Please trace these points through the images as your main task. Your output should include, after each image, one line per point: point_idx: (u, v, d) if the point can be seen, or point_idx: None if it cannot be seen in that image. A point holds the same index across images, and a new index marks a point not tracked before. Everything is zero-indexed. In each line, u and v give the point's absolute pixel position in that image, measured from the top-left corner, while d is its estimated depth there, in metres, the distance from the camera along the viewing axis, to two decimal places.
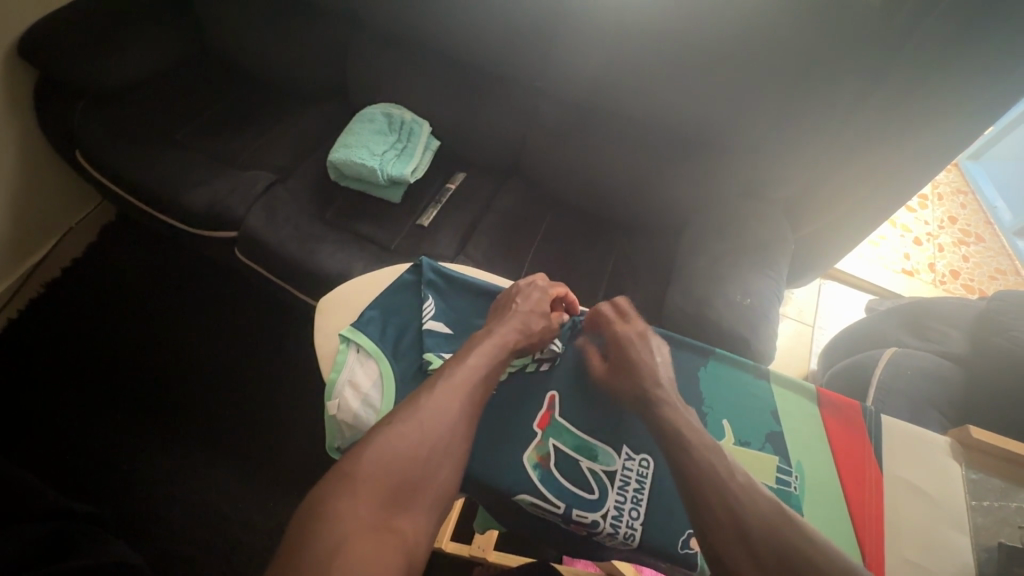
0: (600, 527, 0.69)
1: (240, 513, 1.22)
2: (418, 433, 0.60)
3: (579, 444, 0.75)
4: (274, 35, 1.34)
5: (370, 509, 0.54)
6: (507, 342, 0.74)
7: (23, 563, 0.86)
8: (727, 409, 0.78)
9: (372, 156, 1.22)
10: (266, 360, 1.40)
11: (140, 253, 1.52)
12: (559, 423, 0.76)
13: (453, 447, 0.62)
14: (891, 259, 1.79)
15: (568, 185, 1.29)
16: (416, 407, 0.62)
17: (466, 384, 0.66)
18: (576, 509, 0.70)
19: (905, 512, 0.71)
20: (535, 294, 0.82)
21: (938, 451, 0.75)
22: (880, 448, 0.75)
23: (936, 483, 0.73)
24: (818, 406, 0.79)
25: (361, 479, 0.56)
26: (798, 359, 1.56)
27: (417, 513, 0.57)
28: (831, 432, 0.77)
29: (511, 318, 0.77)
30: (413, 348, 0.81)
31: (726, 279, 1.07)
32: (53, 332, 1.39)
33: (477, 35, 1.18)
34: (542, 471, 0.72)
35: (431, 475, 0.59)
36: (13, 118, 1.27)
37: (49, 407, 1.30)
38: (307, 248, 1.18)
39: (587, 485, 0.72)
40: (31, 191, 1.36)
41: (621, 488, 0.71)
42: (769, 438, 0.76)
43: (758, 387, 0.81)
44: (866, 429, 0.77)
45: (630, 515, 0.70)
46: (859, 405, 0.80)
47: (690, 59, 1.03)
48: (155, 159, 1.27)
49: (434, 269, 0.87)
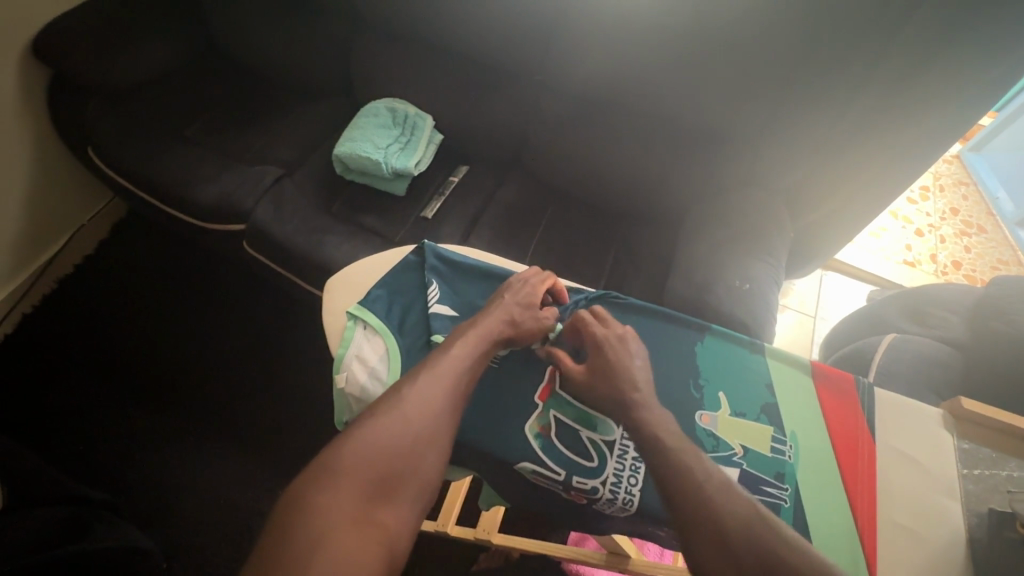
0: (599, 492, 0.71)
1: (247, 499, 1.24)
2: (402, 423, 0.61)
3: (580, 415, 0.77)
4: (281, 31, 1.37)
5: (350, 501, 0.55)
6: (490, 334, 0.74)
7: (40, 542, 0.87)
8: (723, 382, 0.80)
9: (376, 149, 1.25)
10: (274, 352, 1.42)
11: (150, 249, 1.55)
12: (559, 395, 0.78)
13: (437, 438, 0.62)
14: (893, 250, 1.80)
15: (570, 177, 1.31)
16: (399, 399, 0.64)
17: (450, 374, 0.67)
18: (576, 476, 0.72)
19: (895, 478, 0.73)
20: (525, 287, 0.82)
21: (931, 422, 0.77)
22: (873, 419, 0.77)
23: (928, 452, 0.74)
24: (812, 379, 0.81)
25: (340, 474, 0.56)
26: (801, 350, 1.57)
27: (400, 507, 0.57)
28: (824, 405, 0.78)
29: (497, 309, 0.77)
30: (419, 328, 0.83)
31: (726, 265, 1.08)
32: (65, 326, 1.42)
33: (477, 31, 1.20)
34: (543, 440, 0.74)
35: (414, 466, 0.60)
36: (27, 115, 1.30)
37: (63, 399, 1.32)
38: (314, 240, 1.21)
39: (586, 454, 0.74)
40: (43, 186, 1.39)
41: (620, 457, 0.74)
42: (764, 410, 0.78)
43: (751, 364, 0.82)
44: (860, 401, 0.78)
45: (629, 482, 0.72)
46: (854, 377, 0.81)
47: (686, 49, 1.05)
48: (165, 154, 1.30)
49: (437, 253, 0.89)
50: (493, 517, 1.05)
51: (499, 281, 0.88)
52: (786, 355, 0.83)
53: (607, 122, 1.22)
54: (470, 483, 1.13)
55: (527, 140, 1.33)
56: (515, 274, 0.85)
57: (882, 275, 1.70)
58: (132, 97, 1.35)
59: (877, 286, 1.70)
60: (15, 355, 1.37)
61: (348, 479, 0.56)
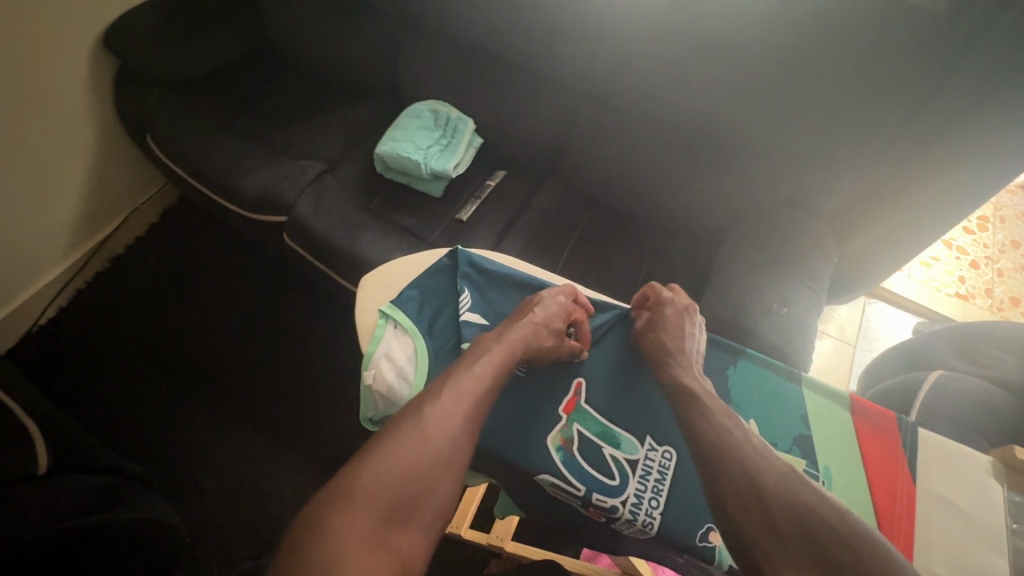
0: (618, 512, 0.70)
1: (270, 484, 1.27)
2: (421, 446, 0.61)
3: (603, 431, 0.76)
4: (334, 31, 1.40)
5: (366, 526, 0.54)
6: (513, 353, 0.73)
7: (83, 503, 0.92)
8: (755, 410, 0.78)
9: (417, 149, 1.27)
10: (305, 343, 1.46)
11: (196, 235, 1.61)
12: (584, 409, 0.77)
13: (455, 458, 0.62)
14: (944, 281, 1.71)
15: (607, 187, 1.30)
16: (419, 417, 0.63)
17: (471, 393, 0.67)
18: (596, 494, 0.71)
19: (936, 528, 0.68)
20: (555, 307, 0.81)
21: (979, 470, 0.72)
22: (915, 461, 0.73)
23: (973, 500, 0.70)
24: (851, 414, 0.77)
25: (359, 498, 0.56)
26: (837, 379, 1.51)
27: (415, 530, 0.57)
28: (862, 443, 0.75)
29: (522, 327, 0.76)
30: (448, 332, 0.83)
31: (764, 288, 1.05)
32: (113, 303, 1.49)
33: (523, 36, 1.21)
34: (564, 453, 0.73)
35: (430, 489, 0.59)
36: (94, 102, 1.38)
37: (107, 373, 1.39)
38: (351, 236, 1.24)
39: (608, 471, 0.73)
40: (103, 170, 1.47)
41: (643, 477, 0.72)
42: (796, 442, 0.75)
43: (789, 396, 0.79)
44: (901, 441, 0.74)
45: (650, 504, 0.70)
46: (896, 415, 0.77)
47: (736, 58, 1.04)
48: (216, 145, 1.35)
49: (469, 259, 0.89)
50: (507, 524, 1.05)
51: (531, 292, 0.88)
52: (825, 388, 0.80)
53: (648, 134, 1.21)
54: (486, 488, 1.13)
55: (566, 147, 1.33)
56: (542, 290, 0.84)
57: (930, 306, 1.63)
58: (190, 89, 1.42)
59: (923, 317, 1.62)
60: (65, 327, 1.44)
61: (363, 502, 0.56)
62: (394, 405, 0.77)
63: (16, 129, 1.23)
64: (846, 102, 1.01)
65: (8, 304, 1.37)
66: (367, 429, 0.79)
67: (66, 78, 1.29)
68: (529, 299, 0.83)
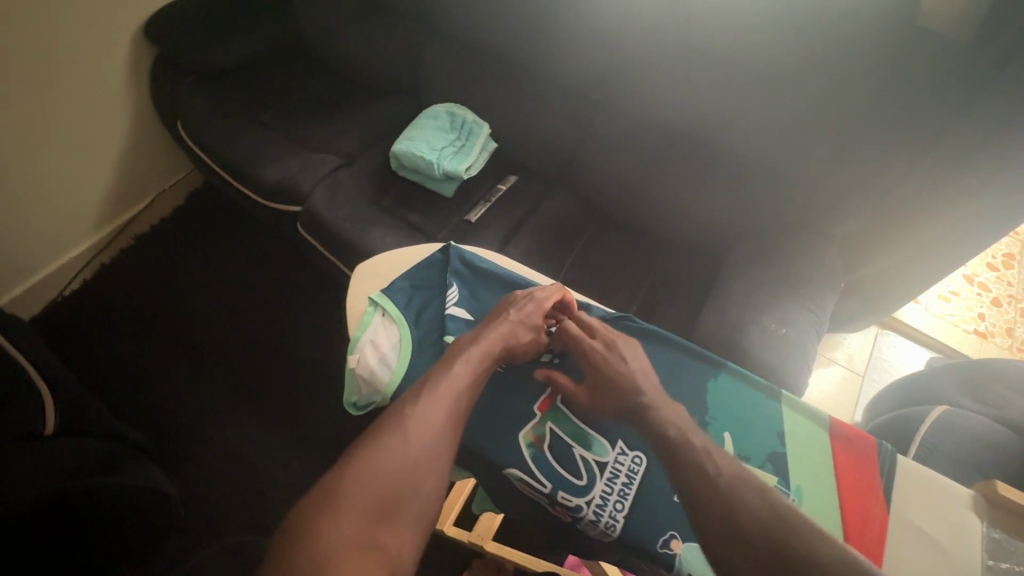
0: (582, 512, 0.71)
1: (265, 465, 1.31)
2: (403, 448, 0.61)
3: (575, 432, 0.77)
4: (362, 31, 1.45)
5: (354, 526, 0.55)
6: (492, 350, 0.75)
7: (84, 463, 0.97)
8: (731, 422, 0.77)
9: (431, 150, 1.29)
10: (310, 331, 1.49)
11: (214, 219, 1.66)
12: (558, 408, 0.79)
13: (437, 458, 0.63)
14: (963, 317, 1.66)
15: (615, 197, 1.31)
16: (401, 420, 0.64)
17: (452, 395, 0.68)
18: (562, 492, 0.72)
19: (908, 557, 0.67)
20: (530, 304, 0.82)
21: (957, 503, 0.71)
22: (891, 487, 0.72)
23: (948, 532, 0.68)
24: (829, 434, 0.76)
25: (345, 500, 0.56)
26: (842, 409, 1.48)
27: (404, 528, 0.57)
28: (838, 463, 0.74)
29: (500, 327, 0.77)
30: (434, 324, 0.85)
31: (763, 308, 1.05)
32: (133, 280, 1.55)
33: (542, 44, 1.24)
34: (534, 450, 0.75)
35: (415, 487, 0.60)
36: (132, 87, 1.45)
37: (120, 347, 1.44)
38: (361, 229, 1.27)
39: (576, 471, 0.74)
40: (134, 153, 1.54)
41: (610, 480, 0.73)
42: (770, 458, 0.74)
43: (765, 411, 0.79)
44: (879, 465, 0.73)
45: (614, 506, 0.71)
46: (875, 440, 0.76)
47: (749, 76, 1.05)
48: (240, 134, 1.40)
49: (461, 256, 0.91)
50: (490, 523, 1.04)
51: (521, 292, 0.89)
52: (803, 406, 0.79)
53: (658, 148, 1.22)
54: (469, 483, 1.12)
55: (578, 157, 1.34)
56: (516, 290, 0.84)
57: (946, 342, 1.58)
58: (221, 80, 1.48)
59: (938, 353, 1.57)
60: (87, 301, 1.50)
61: (349, 505, 0.56)
62: (376, 390, 0.79)
63: (58, 109, 1.30)
64: (856, 126, 1.00)
65: (34, 273, 1.44)
66: (351, 413, 0.81)
67: (107, 63, 1.36)
68: (503, 299, 0.84)
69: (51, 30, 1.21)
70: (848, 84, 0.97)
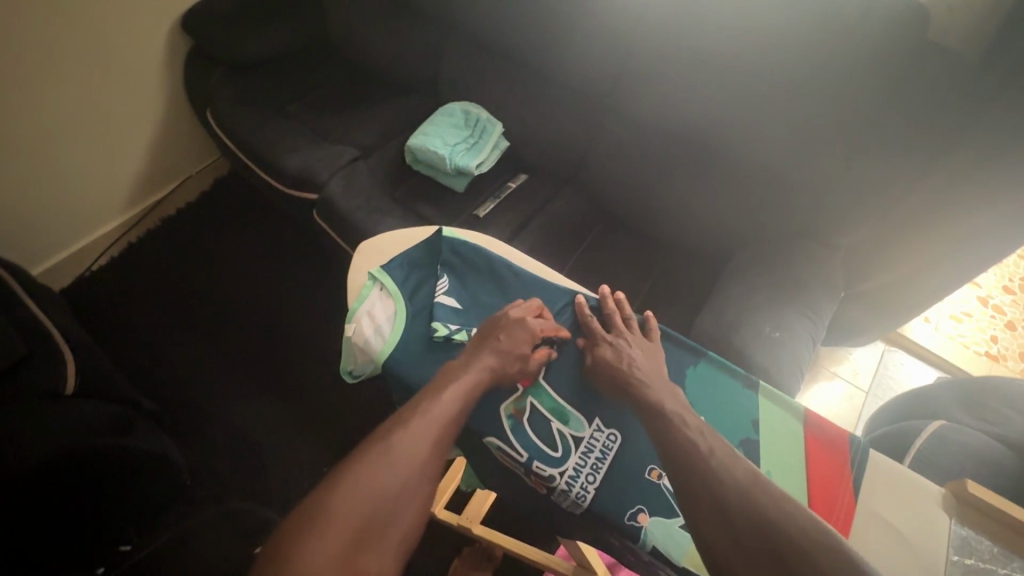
0: (555, 482, 0.74)
1: (267, 440, 1.36)
2: (388, 473, 0.59)
3: (555, 407, 0.81)
4: (387, 29, 1.50)
5: (335, 552, 0.52)
6: (481, 381, 0.73)
7: (101, 423, 1.04)
8: (706, 409, 0.80)
9: (444, 145, 1.33)
10: (319, 317, 1.54)
11: (235, 205, 1.73)
12: (540, 384, 0.82)
13: (422, 487, 0.61)
14: (974, 339, 1.63)
15: (621, 199, 1.34)
16: (388, 444, 0.62)
17: (442, 422, 0.66)
18: (537, 462, 0.76)
19: (868, 545, 0.68)
20: (520, 331, 0.80)
21: (926, 499, 0.72)
22: (859, 479, 0.73)
23: (914, 525, 0.70)
24: (802, 425, 0.78)
25: (326, 523, 0.54)
26: (843, 423, 1.46)
27: (383, 555, 0.56)
28: (810, 454, 0.75)
29: (487, 355, 0.76)
30: (426, 303, 0.89)
31: (760, 312, 1.06)
32: (153, 261, 1.61)
33: (559, 48, 1.28)
34: (514, 421, 0.79)
35: (400, 515, 0.58)
36: (167, 75, 1.53)
37: (138, 323, 1.51)
38: (373, 218, 1.32)
39: (552, 444, 0.78)
40: (167, 137, 1.62)
41: (584, 454, 0.77)
42: (742, 443, 0.77)
43: (741, 401, 0.81)
44: (849, 457, 0.75)
45: (586, 479, 0.75)
46: (850, 434, 0.78)
47: (756, 84, 1.07)
48: (263, 123, 1.46)
49: (452, 246, 0.95)
50: (479, 506, 1.06)
51: (510, 280, 0.93)
52: (780, 398, 0.80)
53: (665, 152, 1.25)
54: (461, 466, 1.14)
55: (586, 159, 1.38)
56: (505, 311, 0.83)
57: (955, 362, 1.55)
58: (250, 72, 1.55)
59: (947, 374, 1.55)
60: (111, 278, 1.57)
61: (331, 529, 0.53)
62: (370, 359, 0.84)
63: (94, 93, 1.38)
64: (859, 136, 1.02)
65: (66, 247, 1.52)
66: (345, 380, 0.86)
67: (143, 53, 1.44)
68: (495, 318, 0.82)
69: (95, 20, 1.30)
70: (851, 95, 0.99)
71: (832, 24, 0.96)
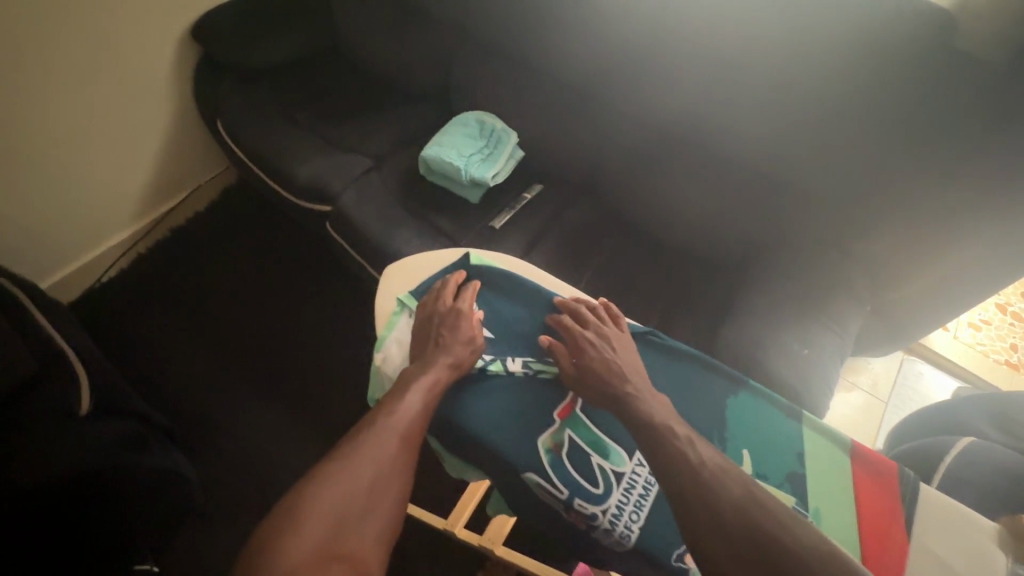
0: (598, 520, 0.74)
1: (279, 454, 1.34)
2: (362, 467, 0.67)
3: (594, 441, 0.80)
4: (399, 37, 1.48)
5: (317, 536, 0.60)
6: (442, 378, 0.80)
7: (115, 441, 1.02)
8: (749, 441, 0.80)
9: (459, 156, 1.31)
10: (333, 330, 1.52)
11: (245, 216, 1.71)
12: (577, 416, 0.82)
13: (394, 476, 0.69)
14: (993, 348, 1.61)
15: (639, 210, 1.32)
16: (358, 443, 0.70)
17: (406, 418, 0.74)
18: (578, 499, 0.75)
19: None
20: (453, 317, 0.87)
21: (981, 534, 0.70)
22: (913, 513, 0.72)
23: (971, 562, 0.68)
24: (849, 456, 0.78)
25: (305, 514, 0.61)
26: (863, 435, 1.44)
27: (365, 536, 0.63)
28: (858, 486, 0.75)
29: (441, 358, 0.82)
30: None
31: (787, 327, 1.05)
32: (162, 272, 1.59)
33: (576, 57, 1.25)
34: (552, 456, 0.79)
35: (376, 501, 0.66)
36: (176, 85, 1.51)
37: (147, 335, 1.49)
38: (387, 230, 1.30)
39: (593, 479, 0.77)
40: (177, 146, 1.60)
41: (626, 490, 0.76)
42: (789, 478, 0.76)
43: (784, 432, 0.81)
44: (900, 490, 0.74)
45: (629, 516, 0.75)
46: (898, 466, 0.77)
47: (780, 93, 1.05)
48: (275, 133, 1.44)
49: (480, 272, 0.96)
50: (501, 527, 1.05)
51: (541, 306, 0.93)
52: (823, 428, 0.81)
53: (684, 163, 1.23)
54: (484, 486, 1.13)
55: (602, 169, 1.36)
56: (432, 306, 0.90)
57: (971, 369, 1.54)
58: (259, 81, 1.53)
59: (967, 383, 1.53)
60: (120, 289, 1.56)
61: (311, 518, 0.61)
62: None
63: (104, 105, 1.36)
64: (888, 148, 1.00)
65: (75, 258, 1.50)
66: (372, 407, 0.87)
67: (152, 62, 1.42)
68: (427, 315, 0.89)
69: (104, 31, 1.28)
70: (879, 106, 0.97)
71: (860, 34, 0.94)
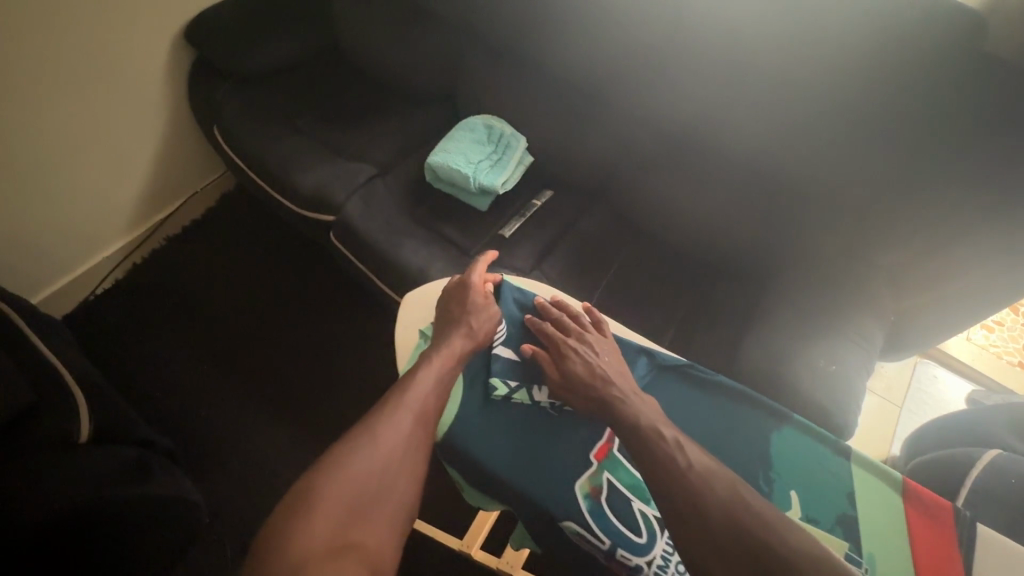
0: (643, 571, 0.75)
1: (286, 472, 1.31)
2: (375, 456, 0.68)
3: (633, 484, 0.81)
4: (401, 37, 1.43)
5: (328, 526, 0.60)
6: (453, 355, 0.83)
7: (117, 471, 0.98)
8: (796, 480, 0.82)
9: (468, 163, 1.27)
10: (340, 343, 1.49)
11: (246, 225, 1.66)
12: (615, 457, 0.82)
13: (407, 464, 0.69)
14: (1008, 348, 1.60)
15: (653, 217, 1.28)
16: (370, 430, 0.70)
17: (417, 403, 0.75)
18: (621, 549, 0.76)
19: None
20: (461, 300, 0.91)
21: None
22: (969, 554, 0.74)
23: None
24: (901, 495, 0.80)
25: (316, 504, 0.61)
26: (879, 440, 1.43)
27: (378, 528, 0.63)
28: (912, 525, 0.77)
29: (453, 336, 0.85)
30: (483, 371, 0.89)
31: (818, 342, 1.03)
32: (159, 278, 1.56)
33: (586, 59, 1.21)
34: (591, 501, 0.79)
35: (389, 488, 0.66)
36: (168, 89, 1.45)
37: (145, 346, 1.45)
38: (394, 240, 1.26)
39: (635, 527, 0.78)
40: (170, 153, 1.54)
41: (669, 538, 0.77)
42: (839, 520, 0.78)
43: (833, 470, 0.83)
44: (955, 531, 0.76)
45: (674, 568, 0.76)
46: (952, 505, 0.79)
47: (802, 98, 1.01)
48: (274, 139, 1.39)
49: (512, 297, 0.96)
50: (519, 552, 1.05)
51: None
52: (874, 465, 0.83)
53: (701, 169, 1.20)
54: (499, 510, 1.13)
55: (615, 175, 1.32)
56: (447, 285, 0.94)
57: (985, 371, 1.53)
58: (256, 84, 1.47)
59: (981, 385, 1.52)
60: (117, 301, 1.51)
61: (322, 508, 0.61)
62: None
63: (95, 113, 1.31)
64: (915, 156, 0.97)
65: (69, 272, 1.46)
66: None
67: (144, 66, 1.36)
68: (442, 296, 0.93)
69: (92, 36, 1.22)
70: (906, 113, 0.94)
71: (887, 38, 0.90)
